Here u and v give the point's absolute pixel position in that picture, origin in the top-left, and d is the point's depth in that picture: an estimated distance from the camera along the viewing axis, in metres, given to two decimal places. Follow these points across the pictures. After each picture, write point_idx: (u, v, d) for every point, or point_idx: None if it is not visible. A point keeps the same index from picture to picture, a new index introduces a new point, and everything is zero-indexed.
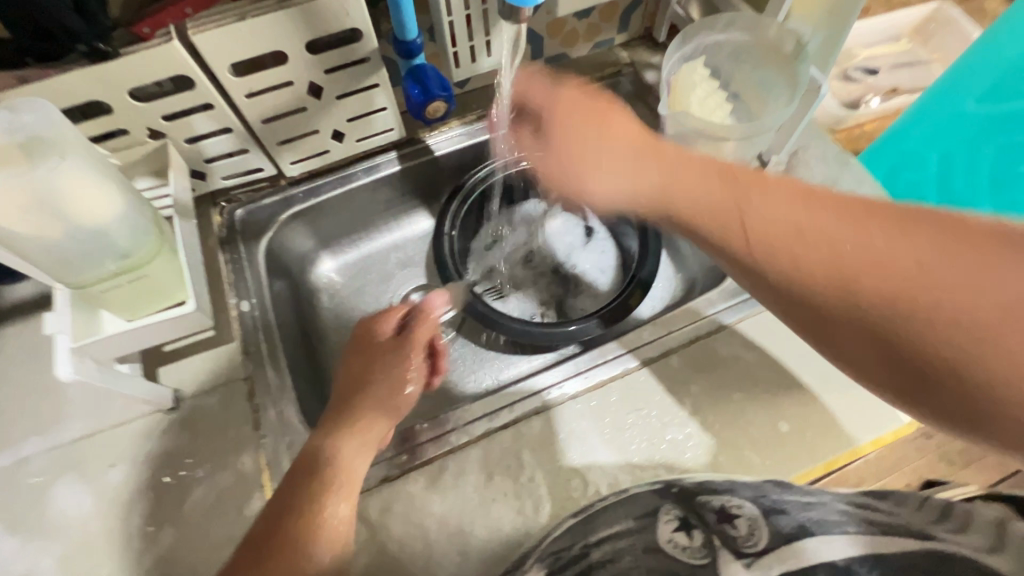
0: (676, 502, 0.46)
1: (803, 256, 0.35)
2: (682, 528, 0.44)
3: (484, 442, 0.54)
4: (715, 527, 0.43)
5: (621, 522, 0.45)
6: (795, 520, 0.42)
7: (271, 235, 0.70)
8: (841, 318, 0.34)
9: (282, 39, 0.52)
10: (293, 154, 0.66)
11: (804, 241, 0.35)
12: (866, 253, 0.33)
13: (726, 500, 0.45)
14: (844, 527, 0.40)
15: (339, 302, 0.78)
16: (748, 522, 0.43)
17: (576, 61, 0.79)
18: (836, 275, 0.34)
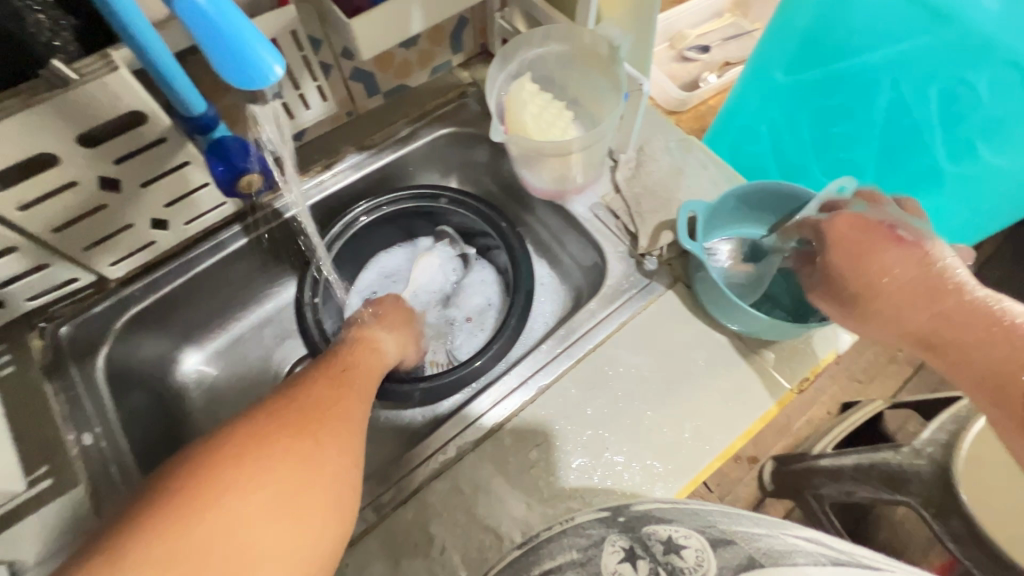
0: (621, 530, 0.42)
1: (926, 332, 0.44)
2: (627, 560, 0.40)
3: (386, 525, 0.50)
4: (662, 559, 0.40)
5: (565, 554, 0.42)
6: (745, 551, 0.39)
7: (110, 349, 0.62)
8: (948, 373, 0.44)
9: (44, 140, 0.44)
10: (111, 254, 0.58)
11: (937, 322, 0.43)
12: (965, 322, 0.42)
13: (673, 529, 0.42)
14: (795, 559, 0.38)
15: (214, 396, 0.71)
16: (695, 553, 0.40)
17: (416, 90, 0.76)
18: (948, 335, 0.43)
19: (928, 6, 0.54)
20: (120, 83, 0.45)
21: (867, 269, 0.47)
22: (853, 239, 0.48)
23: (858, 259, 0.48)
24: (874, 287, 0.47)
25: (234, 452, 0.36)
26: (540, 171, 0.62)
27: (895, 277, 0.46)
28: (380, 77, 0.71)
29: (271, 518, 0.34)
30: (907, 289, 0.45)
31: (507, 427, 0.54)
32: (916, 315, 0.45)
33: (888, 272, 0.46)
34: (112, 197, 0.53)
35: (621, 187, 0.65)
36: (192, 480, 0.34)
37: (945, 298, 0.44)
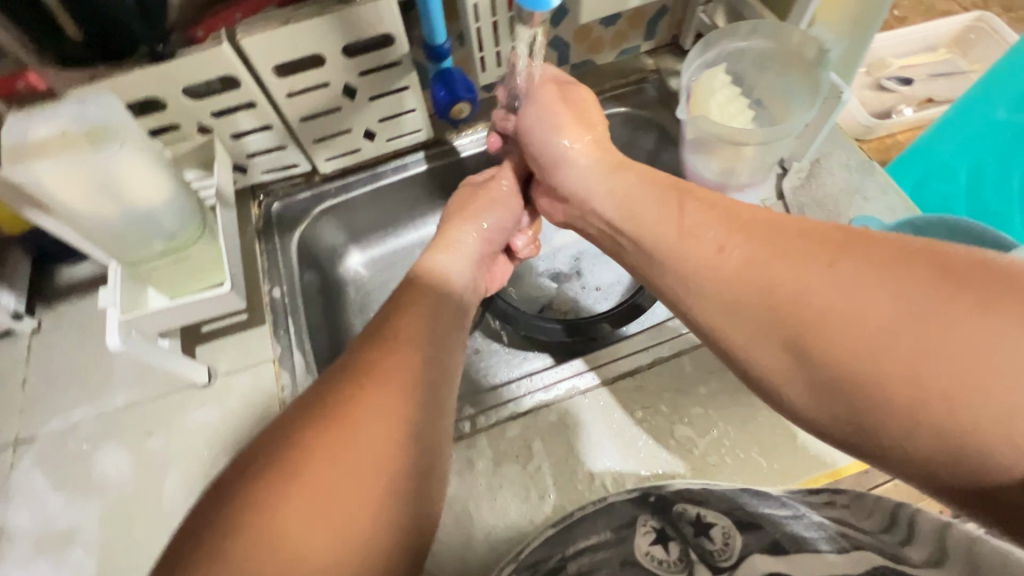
0: (653, 511, 0.46)
1: (762, 304, 0.37)
2: (658, 540, 0.45)
3: (494, 432, 0.56)
4: (692, 539, 0.44)
5: (599, 534, 0.45)
6: (771, 534, 0.43)
7: (304, 228, 0.74)
8: (803, 367, 0.36)
9: (321, 44, 0.55)
10: (327, 151, 0.70)
11: (764, 294, 0.37)
12: (789, 296, 0.36)
13: (702, 509, 0.45)
14: (818, 545, 0.40)
15: (363, 295, 0.81)
16: (722, 533, 0.44)
17: (601, 67, 0.81)
18: (809, 317, 0.35)
19: None
20: (386, 8, 0.55)
21: (680, 245, 0.43)
22: (616, 189, 0.51)
23: (630, 208, 0.49)
24: (709, 269, 0.41)
25: (300, 451, 0.34)
26: (710, 159, 0.64)
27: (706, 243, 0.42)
28: (574, 49, 0.77)
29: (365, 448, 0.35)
30: (775, 250, 0.38)
31: (619, 384, 0.57)
32: (744, 291, 0.38)
33: (704, 250, 0.42)
34: (346, 102, 0.64)
35: (787, 195, 0.65)
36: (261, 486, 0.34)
37: (809, 257, 0.37)
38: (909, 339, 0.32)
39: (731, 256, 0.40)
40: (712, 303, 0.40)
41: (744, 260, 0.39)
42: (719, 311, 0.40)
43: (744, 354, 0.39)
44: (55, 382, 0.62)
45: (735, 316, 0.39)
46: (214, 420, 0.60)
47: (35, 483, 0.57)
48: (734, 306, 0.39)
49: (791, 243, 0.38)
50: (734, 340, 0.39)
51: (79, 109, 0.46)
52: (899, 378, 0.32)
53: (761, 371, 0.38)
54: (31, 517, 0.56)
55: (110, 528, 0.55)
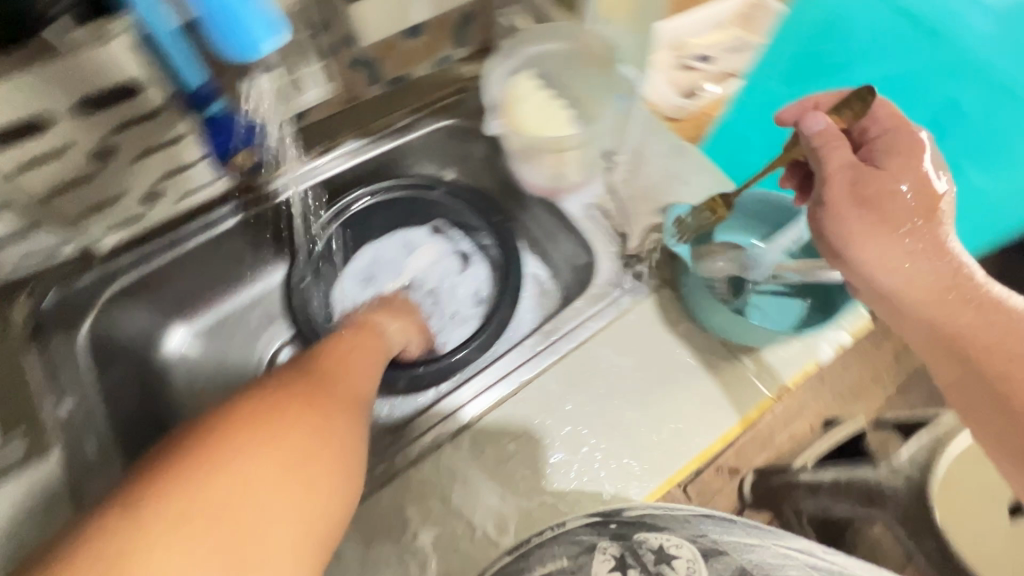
0: (614, 536, 0.45)
1: (982, 322, 0.45)
2: (617, 569, 0.44)
3: (360, 510, 0.50)
4: (652, 569, 0.44)
5: (557, 560, 0.44)
6: (734, 562, 0.44)
7: (95, 320, 0.61)
8: (959, 368, 0.46)
9: (38, 106, 0.44)
10: (102, 222, 0.59)
11: (962, 300, 0.45)
12: (998, 362, 0.44)
13: (664, 538, 0.45)
14: (788, 571, 0.44)
15: (196, 375, 0.71)
16: (686, 564, 0.44)
17: (419, 79, 0.76)
18: (982, 345, 0.45)
19: (914, 31, 0.64)
20: (119, 55, 0.45)
21: (874, 237, 0.45)
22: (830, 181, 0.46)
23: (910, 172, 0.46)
24: (886, 271, 0.46)
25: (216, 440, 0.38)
26: (535, 166, 0.63)
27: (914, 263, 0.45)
28: (382, 65, 0.71)
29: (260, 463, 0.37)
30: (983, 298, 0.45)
31: (487, 420, 0.54)
32: (968, 337, 0.45)
33: (901, 247, 0.45)
34: (104, 167, 0.53)
35: (616, 189, 0.66)
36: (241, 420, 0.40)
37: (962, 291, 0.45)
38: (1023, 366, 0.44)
39: (920, 267, 0.45)
40: (892, 303, 0.47)
41: (938, 275, 0.45)
42: (924, 298, 0.46)
43: (930, 327, 0.46)
44: None
45: (916, 312, 0.46)
46: None
47: None
48: (975, 353, 0.45)
49: (941, 262, 0.45)
50: (925, 317, 0.46)
51: None
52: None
53: (953, 336, 0.46)
54: None
55: None
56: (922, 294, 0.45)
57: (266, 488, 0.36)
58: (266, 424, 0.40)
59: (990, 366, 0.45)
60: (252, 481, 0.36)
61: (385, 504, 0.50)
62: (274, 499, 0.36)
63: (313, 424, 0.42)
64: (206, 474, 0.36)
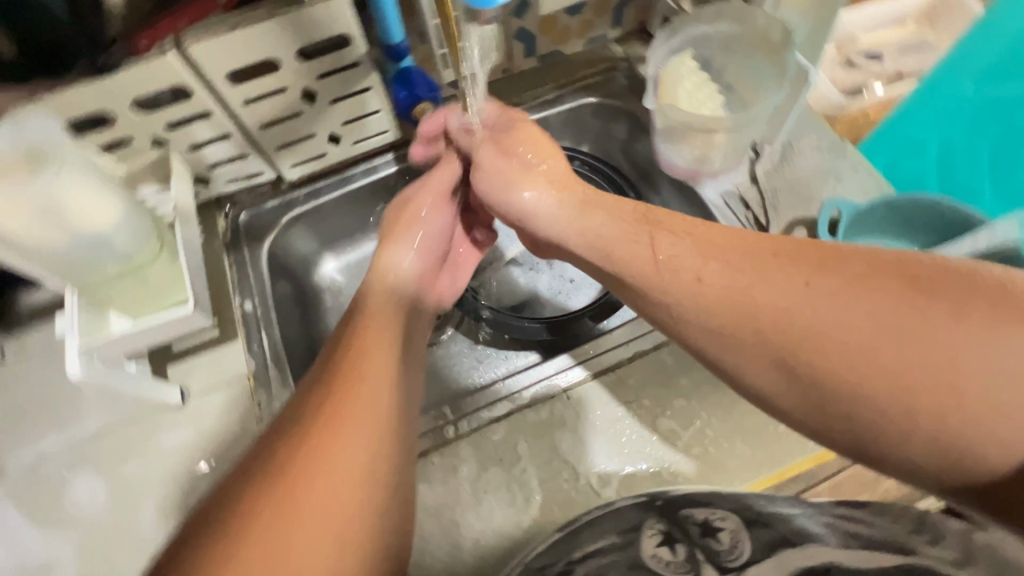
0: (659, 515, 0.47)
1: (756, 333, 0.39)
2: (665, 543, 0.47)
3: (477, 438, 0.55)
4: (698, 540, 0.47)
5: (605, 538, 0.46)
6: (777, 533, 0.46)
7: (274, 238, 0.72)
8: (795, 382, 0.37)
9: (275, 48, 0.53)
10: (292, 156, 0.68)
11: (753, 319, 0.39)
12: (813, 335, 0.37)
13: (710, 512, 0.47)
14: (824, 539, 0.45)
15: (339, 302, 0.80)
16: (730, 535, 0.46)
17: (570, 56, 0.79)
18: (798, 340, 0.37)
19: None
20: (339, 7, 0.53)
21: (662, 275, 0.43)
22: (588, 228, 0.48)
23: (608, 245, 0.47)
24: (704, 295, 0.41)
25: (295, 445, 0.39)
26: (681, 148, 0.63)
27: (678, 268, 0.42)
28: (540, 39, 0.75)
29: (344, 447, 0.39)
30: (730, 260, 0.41)
31: (602, 380, 0.57)
32: (728, 310, 0.40)
33: (718, 279, 0.41)
34: (307, 107, 0.62)
35: (761, 180, 0.64)
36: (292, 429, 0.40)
37: (723, 288, 0.40)
38: (893, 348, 0.35)
39: (711, 286, 0.41)
40: (698, 331, 0.41)
41: (726, 286, 0.40)
42: (707, 329, 0.40)
43: (740, 378, 0.40)
44: (25, 413, 0.60)
45: (729, 343, 0.40)
46: (187, 443, 0.58)
47: (8, 519, 0.56)
48: (815, 349, 0.37)
49: (740, 259, 0.41)
50: (738, 363, 0.39)
51: (12, 132, 0.42)
52: (899, 386, 0.34)
53: (752, 386, 0.39)
54: (4, 553, 0.54)
55: (89, 558, 0.54)
56: (709, 292, 0.41)
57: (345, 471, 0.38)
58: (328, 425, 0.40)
59: (835, 359, 0.36)
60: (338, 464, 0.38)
61: (499, 437, 0.55)
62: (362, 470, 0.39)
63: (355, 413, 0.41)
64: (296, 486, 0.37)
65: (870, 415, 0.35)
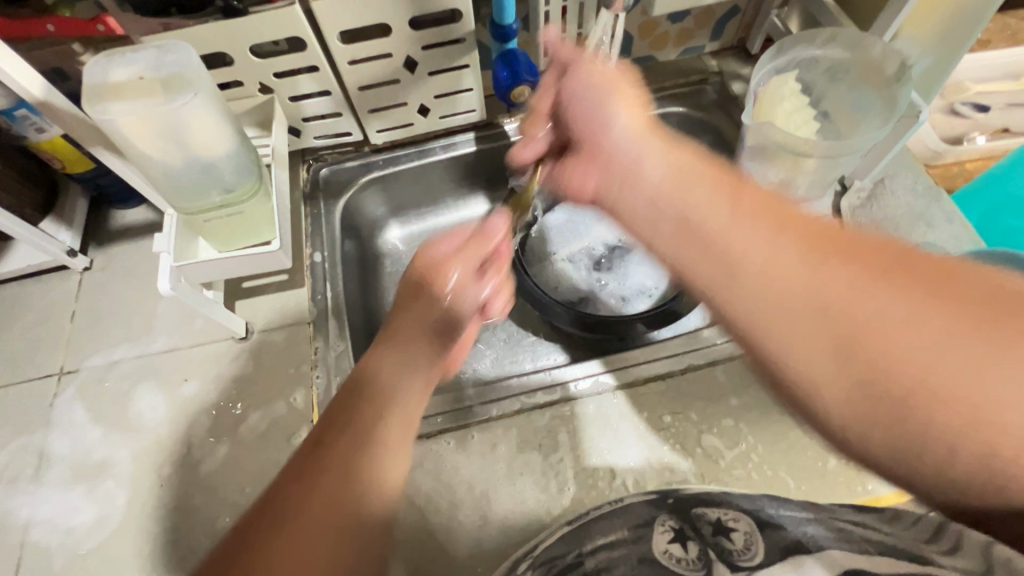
0: (672, 514, 0.45)
1: (812, 317, 0.30)
2: (676, 540, 0.42)
3: (519, 420, 0.56)
4: (710, 540, 0.42)
5: (615, 532, 0.44)
6: (790, 536, 0.40)
7: (349, 197, 0.75)
8: (850, 383, 0.29)
9: (390, 13, 0.55)
10: (380, 122, 0.70)
11: (819, 303, 0.30)
12: (885, 340, 0.28)
13: (721, 513, 0.44)
14: (838, 544, 0.38)
15: (397, 268, 0.82)
16: (744, 537, 0.41)
17: (662, 63, 0.79)
18: (867, 338, 0.29)
19: None
20: None
21: (719, 230, 0.35)
22: (654, 160, 0.41)
23: (668, 185, 0.39)
24: (755, 263, 0.33)
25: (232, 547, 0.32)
26: (768, 168, 0.62)
27: (749, 231, 0.33)
28: (637, 42, 0.75)
29: (289, 544, 0.31)
30: (818, 244, 0.32)
31: (649, 386, 0.56)
32: (792, 293, 0.31)
33: (785, 249, 0.32)
34: (405, 76, 0.64)
35: (844, 214, 0.63)
36: (295, 491, 0.33)
37: (791, 259, 0.32)
38: (995, 357, 0.26)
39: (782, 251, 0.32)
40: (745, 311, 0.33)
41: (802, 258, 0.31)
42: (751, 306, 0.33)
43: (775, 368, 0.32)
44: (104, 320, 0.64)
45: (772, 322, 0.32)
46: (244, 374, 0.61)
47: (75, 414, 0.60)
48: (880, 344, 0.28)
49: (827, 238, 0.32)
50: (773, 353, 0.32)
51: (157, 57, 0.47)
52: (978, 413, 0.26)
53: (791, 382, 0.32)
54: (68, 445, 0.58)
55: (142, 463, 0.57)
56: (776, 266, 0.32)
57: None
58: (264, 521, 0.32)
59: (903, 359, 0.28)
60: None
61: (540, 423, 0.56)
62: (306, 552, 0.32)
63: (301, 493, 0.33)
64: None
65: (928, 444, 0.27)
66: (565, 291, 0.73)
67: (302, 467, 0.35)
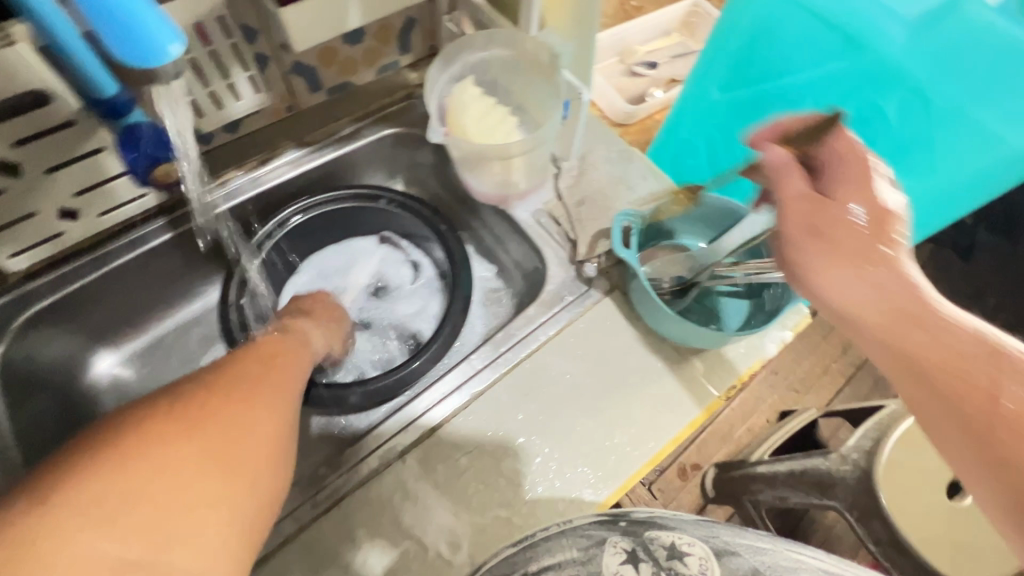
0: (623, 533, 0.44)
1: (963, 422, 0.36)
2: (628, 562, 0.42)
3: (308, 535, 0.48)
4: (663, 565, 0.42)
5: (563, 553, 0.43)
6: (748, 562, 0.43)
7: (11, 348, 0.56)
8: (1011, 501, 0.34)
9: None
10: (12, 244, 0.53)
11: (982, 413, 0.35)
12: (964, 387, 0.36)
13: (675, 536, 0.44)
14: (797, 573, 0.42)
15: (128, 401, 0.66)
16: (698, 561, 0.43)
17: (362, 88, 0.73)
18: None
19: (845, 32, 0.62)
20: (29, 60, 0.42)
21: (898, 334, 0.39)
22: (848, 293, 0.41)
23: (845, 306, 0.41)
24: (959, 358, 0.37)
25: (100, 460, 0.30)
26: (483, 175, 0.62)
27: (919, 337, 0.38)
28: (321, 73, 0.68)
29: (182, 448, 0.32)
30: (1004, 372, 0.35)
31: (436, 435, 0.53)
32: (961, 385, 0.36)
33: (932, 342, 0.38)
34: (13, 183, 0.49)
35: (563, 195, 0.66)
36: (170, 405, 0.35)
37: (969, 361, 0.36)
38: None
39: (937, 345, 0.38)
40: (918, 410, 0.39)
41: (976, 351, 0.37)
42: (929, 399, 0.38)
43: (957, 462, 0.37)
44: None
45: (944, 434, 0.37)
46: None
47: None
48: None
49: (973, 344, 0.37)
50: (944, 438, 0.37)
51: None
52: None
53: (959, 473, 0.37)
54: None
55: None
56: (950, 363, 0.37)
57: (164, 489, 0.31)
58: (173, 422, 0.33)
59: None
60: (163, 477, 0.31)
61: (332, 528, 0.49)
62: (207, 471, 0.32)
63: (230, 415, 0.36)
64: (79, 485, 0.29)
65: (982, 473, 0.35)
66: (380, 358, 0.69)
67: (177, 397, 0.36)
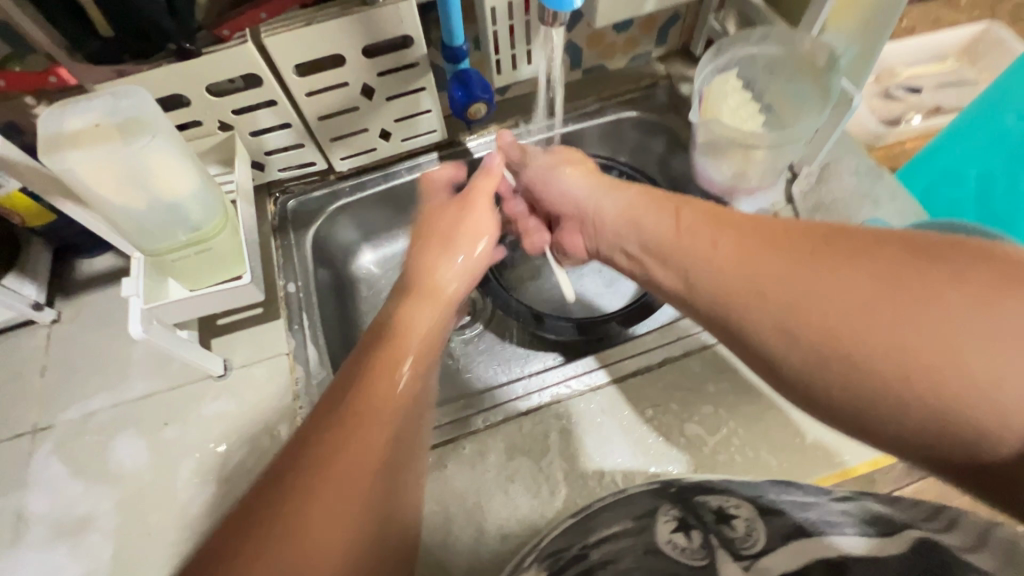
0: (673, 501, 0.47)
1: (755, 295, 0.42)
2: (680, 529, 0.45)
3: (507, 428, 0.57)
4: (713, 527, 0.45)
5: (621, 521, 0.46)
6: (791, 522, 0.44)
7: (319, 225, 0.75)
8: (801, 349, 0.39)
9: (341, 44, 0.56)
10: (344, 150, 0.71)
11: (757, 286, 0.42)
12: (871, 317, 0.37)
13: (723, 500, 0.46)
14: (844, 528, 0.42)
15: (375, 292, 0.82)
16: (745, 523, 0.44)
17: (613, 72, 0.81)
18: (816, 314, 0.39)
19: None
20: (408, 10, 0.56)
21: (681, 242, 0.48)
22: (622, 207, 0.55)
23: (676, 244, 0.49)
24: (725, 281, 0.44)
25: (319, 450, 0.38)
26: (721, 163, 0.66)
27: (721, 249, 0.45)
28: (586, 53, 0.77)
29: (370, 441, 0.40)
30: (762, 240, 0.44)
31: (629, 382, 0.58)
32: (746, 277, 0.42)
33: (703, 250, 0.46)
34: (364, 102, 0.65)
35: (796, 198, 0.66)
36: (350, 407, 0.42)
37: (789, 250, 0.42)
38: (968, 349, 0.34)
39: (724, 251, 0.45)
40: (717, 299, 0.44)
41: (739, 254, 0.44)
42: (730, 295, 0.43)
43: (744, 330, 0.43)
44: (76, 371, 0.63)
45: (739, 303, 0.43)
46: (228, 411, 0.60)
47: (53, 470, 0.58)
48: (837, 328, 0.38)
49: (787, 243, 0.42)
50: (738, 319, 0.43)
51: (111, 102, 0.48)
52: (908, 355, 0.35)
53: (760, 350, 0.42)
54: (47, 502, 0.57)
55: (127, 515, 0.56)
56: (737, 259, 0.44)
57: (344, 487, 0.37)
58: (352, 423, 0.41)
59: (860, 342, 0.37)
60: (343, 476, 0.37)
61: (527, 430, 0.57)
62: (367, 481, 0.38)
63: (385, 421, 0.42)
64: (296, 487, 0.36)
65: (869, 371, 0.37)
66: None
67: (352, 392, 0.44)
